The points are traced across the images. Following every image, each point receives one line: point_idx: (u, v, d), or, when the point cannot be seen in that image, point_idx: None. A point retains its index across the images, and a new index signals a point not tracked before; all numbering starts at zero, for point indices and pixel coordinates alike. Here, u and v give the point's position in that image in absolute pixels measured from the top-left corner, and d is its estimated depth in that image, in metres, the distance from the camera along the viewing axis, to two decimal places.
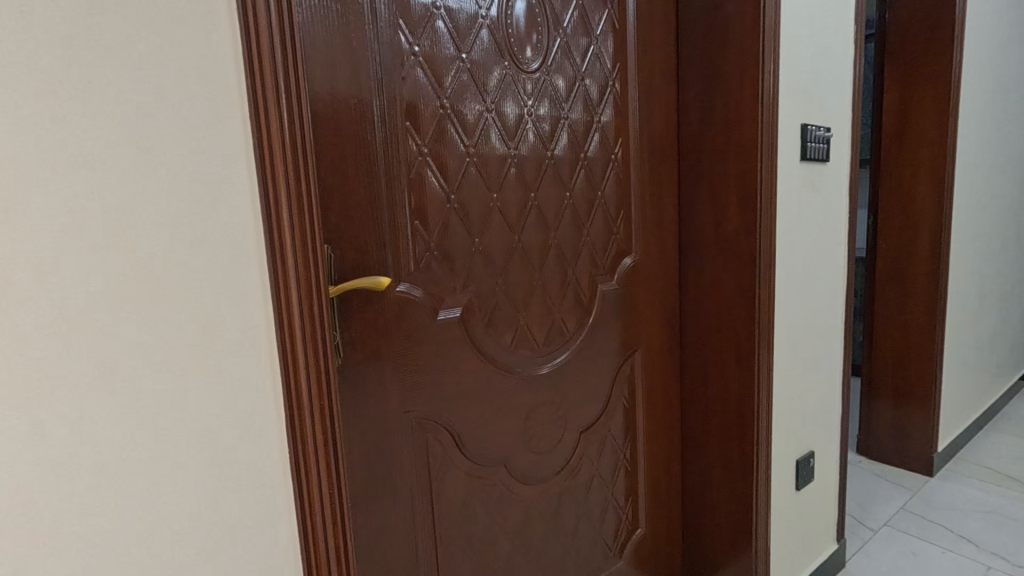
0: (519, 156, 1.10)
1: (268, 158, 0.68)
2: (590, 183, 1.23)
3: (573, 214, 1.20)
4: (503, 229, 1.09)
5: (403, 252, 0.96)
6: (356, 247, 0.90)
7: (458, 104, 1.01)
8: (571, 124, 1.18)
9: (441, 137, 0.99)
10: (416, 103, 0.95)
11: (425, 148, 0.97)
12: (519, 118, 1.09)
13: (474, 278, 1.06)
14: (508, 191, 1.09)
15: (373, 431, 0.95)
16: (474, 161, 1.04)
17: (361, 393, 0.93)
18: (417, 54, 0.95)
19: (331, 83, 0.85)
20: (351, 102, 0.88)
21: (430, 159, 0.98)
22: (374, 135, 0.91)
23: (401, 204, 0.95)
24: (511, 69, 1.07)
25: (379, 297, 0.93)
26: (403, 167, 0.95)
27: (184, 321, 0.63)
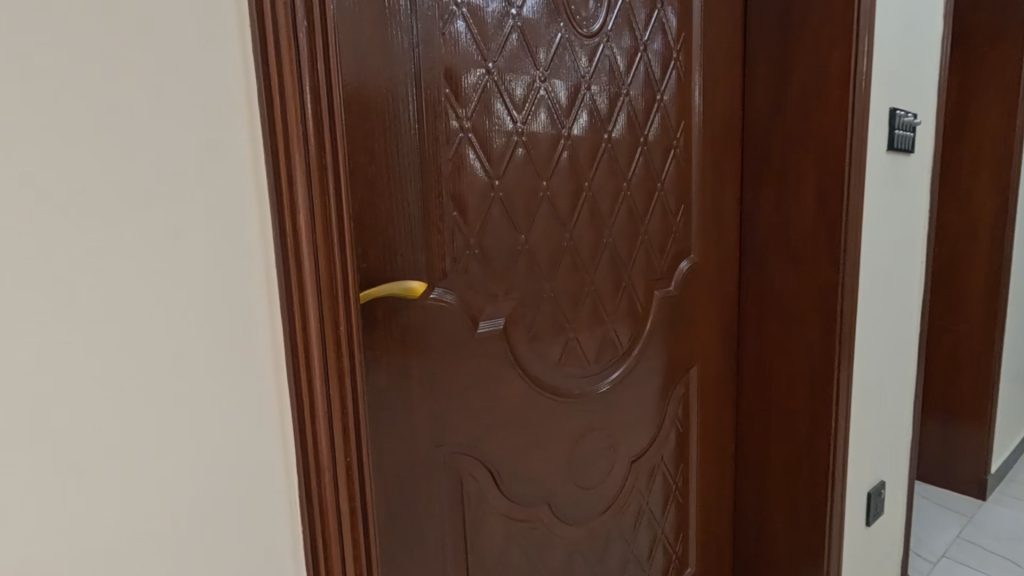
0: (573, 139, 0.93)
1: (280, 118, 0.51)
2: (650, 173, 1.05)
3: (631, 208, 1.02)
4: (552, 224, 0.91)
5: (438, 250, 0.78)
6: (381, 243, 0.73)
7: (506, 72, 0.83)
8: (631, 103, 1.00)
9: (486, 110, 0.81)
10: (456, 68, 0.77)
11: (466, 123, 0.79)
12: (573, 93, 0.92)
13: (518, 283, 0.88)
14: (560, 179, 0.91)
15: (397, 470, 0.78)
16: (522, 140, 0.86)
17: (383, 424, 0.75)
18: (460, 5, 0.77)
19: (354, 35, 0.68)
20: (377, 63, 0.70)
21: (473, 137, 0.80)
22: (407, 106, 0.73)
23: (437, 192, 0.77)
24: (567, 32, 0.89)
25: (409, 307, 0.75)
26: (441, 147, 0.77)
27: (169, 344, 0.47)
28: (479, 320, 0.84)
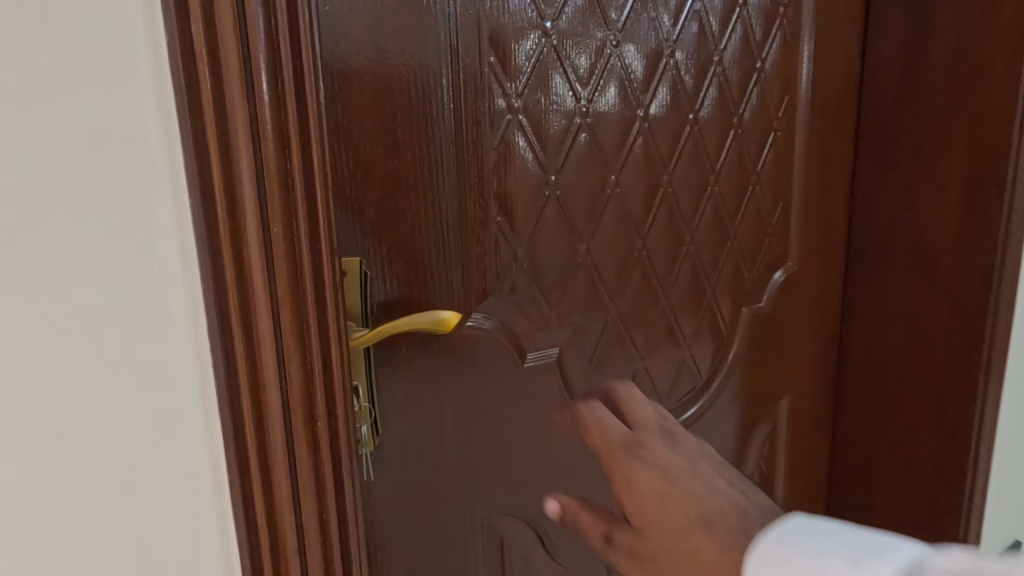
0: (649, 119, 0.73)
1: (224, 102, 0.43)
2: (742, 161, 0.84)
3: (717, 207, 0.82)
4: (621, 226, 0.73)
5: (477, 266, 0.62)
6: (409, 256, 0.58)
7: (568, 35, 0.65)
8: (721, 73, 0.79)
9: (540, 84, 0.63)
10: (500, 27, 0.59)
11: (517, 102, 0.62)
12: (651, 60, 0.72)
13: (576, 302, 0.71)
14: (630, 169, 0.73)
15: (424, 535, 0.63)
16: (587, 123, 0.68)
17: (408, 479, 0.61)
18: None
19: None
20: (398, 21, 0.53)
21: (525, 120, 0.63)
22: (441, 78, 0.57)
23: (479, 190, 0.61)
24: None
25: (438, 341, 0.60)
26: (481, 131, 0.60)
27: (124, 368, 0.45)
28: (526, 353, 0.67)
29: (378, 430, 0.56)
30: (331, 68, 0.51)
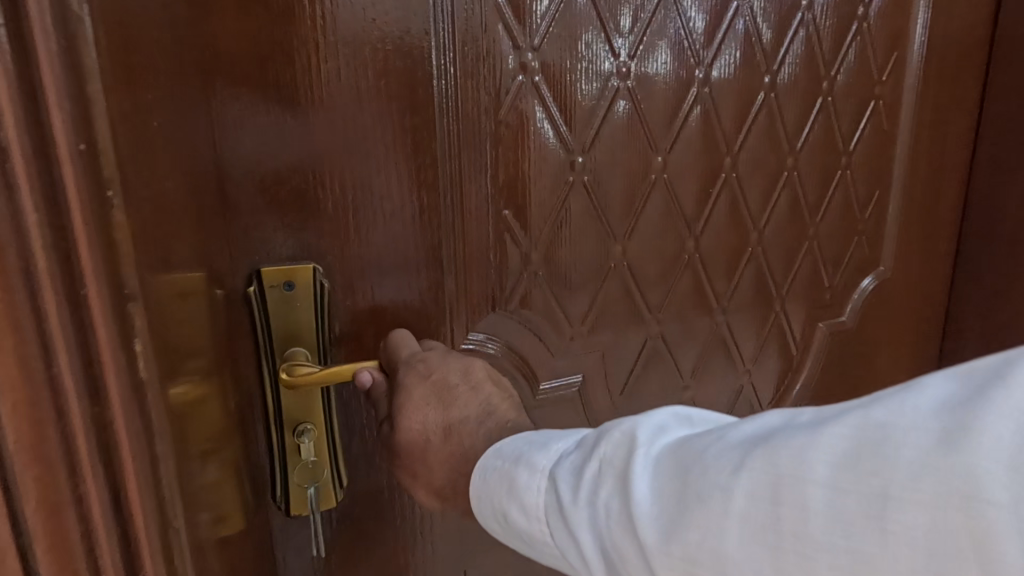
0: (712, 84, 0.56)
1: None
2: (830, 139, 0.66)
3: (793, 198, 0.65)
4: (668, 222, 0.58)
5: (476, 276, 0.48)
6: (383, 263, 0.44)
7: None
8: (810, 23, 0.61)
9: (566, 35, 0.48)
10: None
11: (534, 59, 0.47)
12: (717, 2, 0.55)
13: (606, 317, 0.56)
14: (683, 148, 0.56)
15: None
16: (628, 89, 0.52)
17: (381, 541, 0.48)
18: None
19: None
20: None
21: (544, 85, 0.48)
22: (433, 28, 0.43)
23: (482, 176, 0.47)
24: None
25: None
26: (487, 98, 0.46)
27: None
28: (539, 381, 0.54)
29: (342, 481, 0.44)
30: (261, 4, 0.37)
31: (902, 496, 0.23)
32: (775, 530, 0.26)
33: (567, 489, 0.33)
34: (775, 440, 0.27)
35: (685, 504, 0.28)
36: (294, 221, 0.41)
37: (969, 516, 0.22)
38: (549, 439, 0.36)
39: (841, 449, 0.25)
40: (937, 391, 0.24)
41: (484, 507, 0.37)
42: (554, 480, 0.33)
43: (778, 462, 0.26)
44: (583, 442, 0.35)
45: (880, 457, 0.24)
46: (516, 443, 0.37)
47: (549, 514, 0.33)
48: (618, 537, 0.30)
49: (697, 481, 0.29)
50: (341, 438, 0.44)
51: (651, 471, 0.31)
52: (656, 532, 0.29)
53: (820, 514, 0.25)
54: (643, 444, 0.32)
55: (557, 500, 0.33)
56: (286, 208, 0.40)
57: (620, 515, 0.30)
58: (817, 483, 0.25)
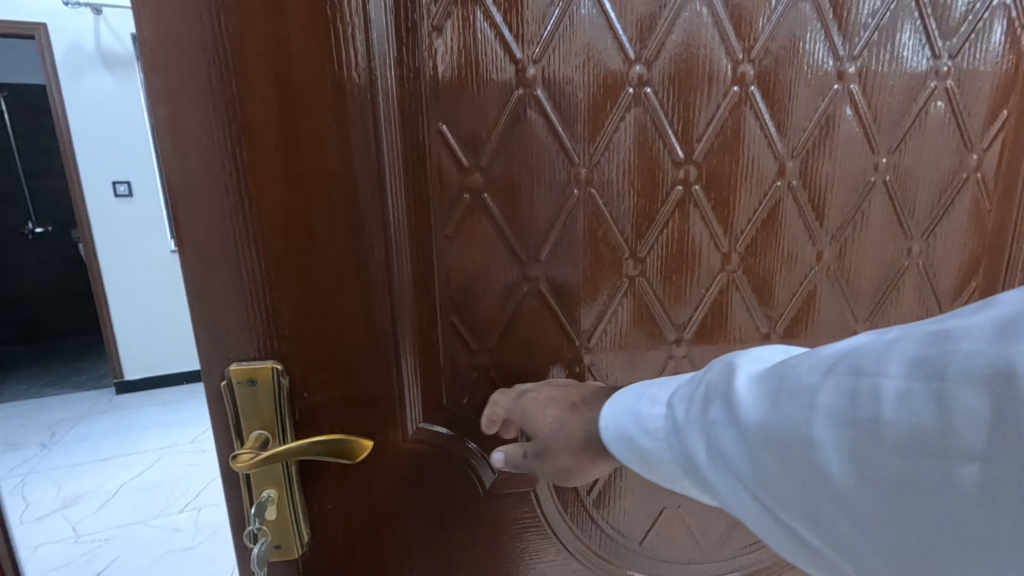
0: (704, 180, 0.54)
1: None
2: (869, 226, 0.58)
3: (816, 287, 0.59)
4: (646, 321, 0.57)
5: (428, 370, 0.53)
6: (336, 369, 0.48)
7: (575, 86, 0.49)
8: (846, 98, 0.54)
9: (516, 152, 0.50)
10: (464, 90, 0.48)
11: (484, 177, 0.50)
12: (705, 94, 0.51)
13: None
14: (662, 246, 0.55)
15: None
16: (595, 194, 0.52)
17: None
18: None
19: (260, 70, 0.40)
20: (314, 95, 0.41)
21: (493, 201, 0.51)
22: (386, 163, 0.45)
23: (433, 287, 0.51)
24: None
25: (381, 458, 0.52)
26: (437, 218, 0.50)
27: None
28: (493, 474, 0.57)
29: (302, 539, 0.50)
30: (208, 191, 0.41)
31: (959, 379, 0.24)
32: (849, 414, 0.28)
33: (682, 409, 0.38)
34: (857, 348, 0.30)
35: (774, 401, 0.31)
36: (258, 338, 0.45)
37: (1009, 388, 0.22)
38: (668, 384, 0.43)
39: (910, 349, 0.27)
40: (1013, 299, 0.26)
41: (614, 437, 0.43)
42: (673, 405, 0.39)
43: (860, 361, 0.29)
44: (699, 379, 0.39)
45: (944, 348, 0.26)
46: (642, 390, 0.43)
47: (671, 433, 0.39)
48: (717, 428, 0.34)
49: (787, 382, 0.31)
50: (297, 504, 0.49)
51: (751, 382, 0.34)
52: (751, 420, 0.32)
53: (888, 402, 0.26)
54: (745, 367, 0.36)
55: (678, 419, 0.38)
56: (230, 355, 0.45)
57: (723, 418, 0.34)
58: (886, 373, 0.27)
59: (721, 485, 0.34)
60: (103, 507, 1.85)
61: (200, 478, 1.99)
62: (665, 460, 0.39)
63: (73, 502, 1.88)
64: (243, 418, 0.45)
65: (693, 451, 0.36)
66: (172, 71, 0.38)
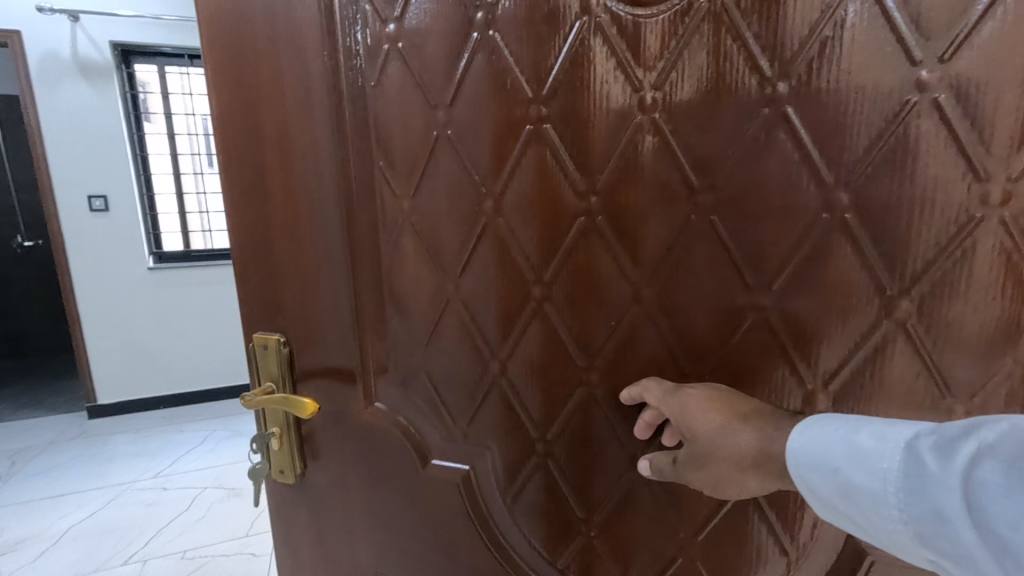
0: (606, 215, 0.48)
1: None
2: (827, 269, 0.42)
3: (753, 341, 0.45)
4: (560, 355, 0.52)
5: (376, 365, 0.59)
6: (314, 349, 0.59)
7: (477, 129, 0.51)
8: (781, 120, 0.41)
9: (435, 183, 0.53)
10: (394, 132, 0.53)
11: (411, 207, 0.55)
12: (602, 126, 0.46)
13: (483, 422, 0.58)
14: (571, 276, 0.50)
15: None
16: (498, 224, 0.52)
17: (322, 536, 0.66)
18: (404, 38, 0.51)
19: (268, 122, 0.54)
20: (300, 132, 0.53)
21: (418, 225, 0.55)
22: (337, 190, 0.54)
23: (378, 290, 0.57)
24: (592, 13, 0.44)
25: (344, 424, 0.61)
26: (380, 229, 0.56)
27: None
28: (429, 457, 0.60)
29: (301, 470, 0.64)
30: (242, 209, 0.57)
31: None
32: None
33: (928, 461, 0.32)
34: None
35: None
36: (266, 308, 0.60)
37: None
38: (894, 420, 0.36)
39: None
40: None
41: (807, 465, 0.38)
42: (912, 452, 0.33)
43: None
44: (945, 428, 0.33)
45: None
46: (853, 425, 0.37)
47: (906, 479, 0.33)
48: (993, 497, 0.29)
49: None
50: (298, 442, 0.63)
51: None
52: None
53: None
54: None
55: (919, 464, 0.32)
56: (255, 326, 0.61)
57: (1009, 484, 0.28)
58: None
59: (993, 559, 0.29)
60: (43, 556, 1.67)
61: (155, 522, 1.82)
62: (884, 508, 0.34)
63: (14, 548, 1.70)
64: (263, 370, 0.61)
65: (944, 510, 0.31)
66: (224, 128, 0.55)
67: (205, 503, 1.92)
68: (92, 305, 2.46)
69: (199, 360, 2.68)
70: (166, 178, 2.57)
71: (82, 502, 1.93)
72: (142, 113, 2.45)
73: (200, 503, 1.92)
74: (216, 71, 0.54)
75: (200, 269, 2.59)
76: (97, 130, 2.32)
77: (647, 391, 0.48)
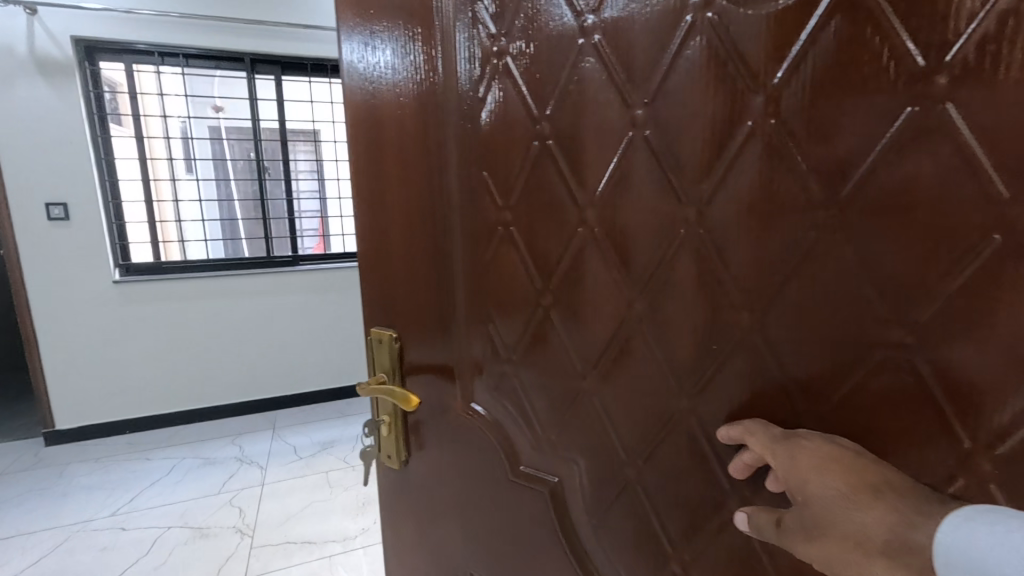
0: (711, 235, 0.41)
1: None
2: (990, 306, 0.32)
3: (887, 387, 0.36)
4: (658, 382, 0.46)
5: (474, 371, 0.59)
6: (428, 346, 0.61)
7: (578, 139, 0.46)
8: (932, 120, 0.32)
9: (534, 192, 0.50)
10: (498, 141, 0.51)
11: (510, 217, 0.52)
12: (715, 134, 0.39)
13: (571, 436, 0.53)
14: (671, 300, 0.44)
15: (438, 564, 0.68)
16: (602, 235, 0.46)
17: (422, 519, 0.68)
18: (509, 51, 0.49)
19: (392, 135, 0.57)
20: (415, 143, 0.56)
21: (518, 232, 0.52)
22: (449, 197, 0.55)
23: (476, 294, 0.56)
24: (704, 9, 0.38)
25: (444, 418, 0.62)
26: (480, 236, 0.55)
27: None
28: (519, 463, 0.57)
29: (404, 458, 0.68)
30: (371, 215, 0.62)
31: None
32: None
33: None
34: None
35: None
36: (390, 304, 0.63)
37: None
38: None
39: None
40: None
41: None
42: None
43: None
44: None
45: None
46: None
47: None
48: None
49: None
50: (404, 431, 0.67)
51: None
52: None
53: None
54: None
55: None
56: (379, 321, 0.66)
57: None
58: None
59: None
60: None
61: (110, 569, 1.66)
62: None
63: None
64: (378, 363, 0.66)
65: None
66: (361, 143, 0.60)
67: (168, 546, 1.76)
68: (53, 321, 2.28)
69: (172, 377, 2.51)
70: (134, 185, 2.40)
71: (25, 548, 1.74)
72: (104, 114, 2.26)
73: (162, 546, 1.76)
74: (358, 90, 0.59)
75: (173, 281, 2.42)
76: (57, 134, 2.15)
77: (750, 436, 0.41)
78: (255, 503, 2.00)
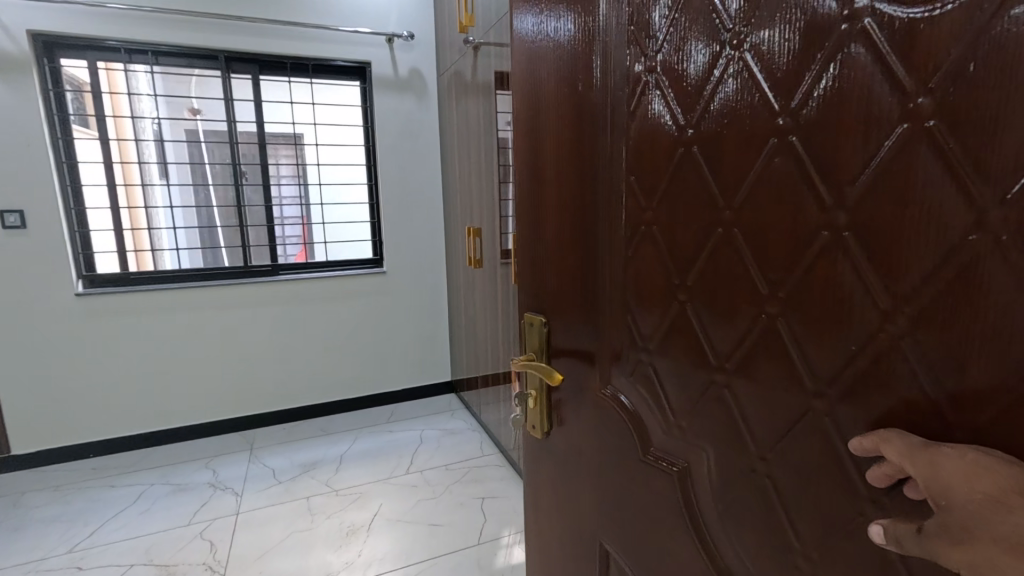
0: (861, 231, 0.37)
1: None
2: None
3: None
4: (796, 379, 0.43)
5: (612, 357, 0.62)
6: (573, 327, 0.67)
7: (724, 145, 0.47)
8: None
9: (677, 189, 0.52)
10: (646, 144, 0.54)
11: (654, 215, 0.54)
12: (867, 132, 0.36)
13: (700, 424, 0.53)
14: (809, 301, 0.41)
15: (574, 535, 0.72)
16: (746, 234, 0.46)
17: (561, 487, 0.73)
18: (660, 65, 0.52)
19: (551, 142, 0.65)
20: (568, 148, 0.63)
21: (660, 228, 0.54)
22: (596, 195, 0.60)
23: (613, 284, 0.60)
24: (858, 17, 0.35)
25: (581, 397, 0.68)
26: (621, 232, 0.58)
27: None
28: (650, 445, 0.58)
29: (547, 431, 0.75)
30: (532, 211, 0.71)
31: None
32: None
33: None
34: None
35: None
36: (541, 292, 0.72)
37: None
38: None
39: None
40: None
41: None
42: None
43: None
44: None
45: None
46: None
47: None
48: None
49: None
50: (548, 407, 0.74)
51: None
52: None
53: None
54: None
55: None
56: (531, 304, 0.75)
57: None
58: None
59: None
60: None
61: None
62: None
63: None
64: (529, 343, 0.75)
65: None
66: (528, 149, 0.70)
67: None
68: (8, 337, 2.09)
69: (141, 396, 2.34)
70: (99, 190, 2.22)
71: None
72: (66, 115, 2.10)
73: None
74: (527, 105, 0.69)
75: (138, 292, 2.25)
76: (10, 136, 1.97)
77: (885, 444, 0.36)
78: (229, 536, 1.86)
